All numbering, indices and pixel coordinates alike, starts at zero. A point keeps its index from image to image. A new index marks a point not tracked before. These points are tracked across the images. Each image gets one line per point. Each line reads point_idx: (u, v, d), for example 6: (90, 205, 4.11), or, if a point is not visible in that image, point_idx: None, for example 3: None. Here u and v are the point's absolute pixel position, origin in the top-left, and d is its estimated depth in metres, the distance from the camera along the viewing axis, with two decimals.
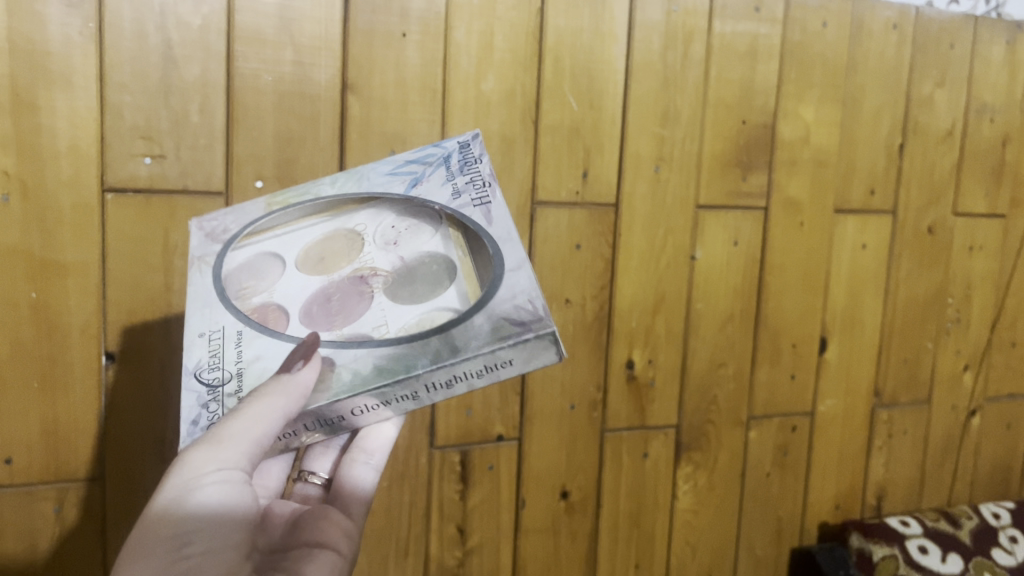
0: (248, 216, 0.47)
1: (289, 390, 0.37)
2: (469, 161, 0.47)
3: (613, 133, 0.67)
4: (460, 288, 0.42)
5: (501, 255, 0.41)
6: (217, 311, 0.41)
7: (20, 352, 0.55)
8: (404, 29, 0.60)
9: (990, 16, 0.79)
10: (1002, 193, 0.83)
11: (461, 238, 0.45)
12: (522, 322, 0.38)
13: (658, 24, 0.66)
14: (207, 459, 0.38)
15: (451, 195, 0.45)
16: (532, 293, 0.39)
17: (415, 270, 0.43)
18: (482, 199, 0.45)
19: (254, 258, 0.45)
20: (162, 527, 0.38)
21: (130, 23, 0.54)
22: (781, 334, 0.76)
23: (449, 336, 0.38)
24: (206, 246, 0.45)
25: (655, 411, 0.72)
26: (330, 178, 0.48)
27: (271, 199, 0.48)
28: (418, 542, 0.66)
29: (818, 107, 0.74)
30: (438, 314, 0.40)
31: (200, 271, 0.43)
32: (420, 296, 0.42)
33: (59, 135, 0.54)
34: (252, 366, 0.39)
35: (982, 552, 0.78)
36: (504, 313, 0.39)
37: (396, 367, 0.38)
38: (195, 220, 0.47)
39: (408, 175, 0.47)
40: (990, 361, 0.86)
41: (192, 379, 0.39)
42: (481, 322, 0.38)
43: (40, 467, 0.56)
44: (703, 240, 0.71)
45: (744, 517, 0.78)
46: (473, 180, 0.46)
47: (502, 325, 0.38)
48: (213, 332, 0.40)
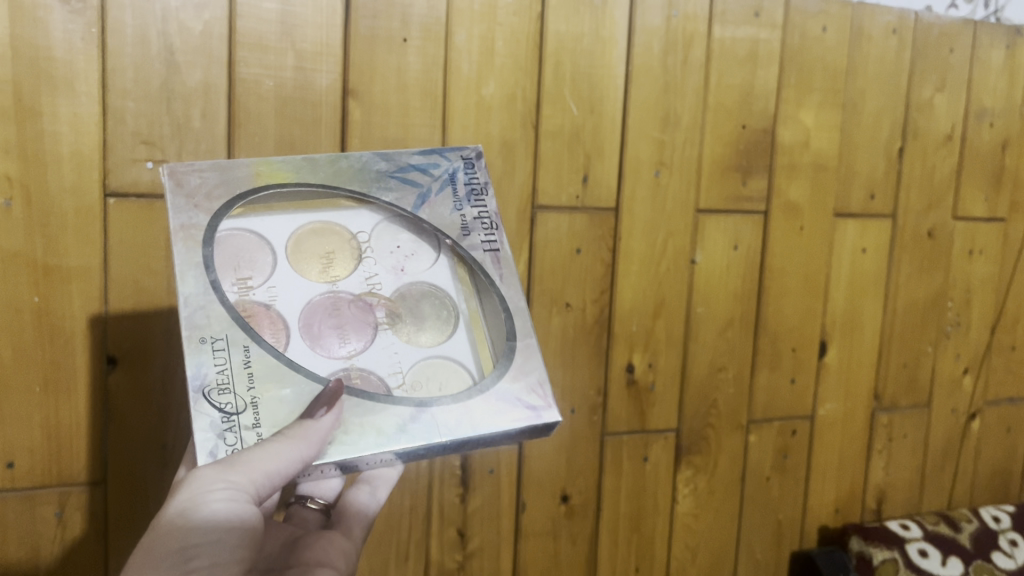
0: (234, 184, 0.44)
1: (311, 436, 0.39)
2: (475, 188, 0.49)
3: (614, 138, 0.67)
4: (467, 339, 0.46)
5: (513, 326, 0.46)
6: (222, 321, 0.41)
7: (21, 358, 0.55)
8: (405, 34, 0.60)
9: (989, 21, 0.79)
10: (1002, 197, 0.83)
11: (466, 276, 0.48)
12: (533, 406, 0.43)
13: (659, 29, 0.67)
14: (218, 477, 0.38)
15: (460, 231, 0.47)
16: (542, 375, 0.44)
17: (420, 303, 0.46)
18: (490, 243, 0.47)
19: (243, 240, 0.44)
20: (169, 537, 0.38)
21: (132, 29, 0.54)
22: (780, 338, 0.76)
23: (467, 407, 0.42)
24: (190, 215, 0.42)
25: (656, 416, 0.72)
26: (325, 159, 0.46)
27: (259, 166, 0.45)
28: (419, 545, 0.67)
29: (818, 111, 0.74)
30: (446, 365, 0.45)
31: (187, 250, 0.41)
32: (426, 338, 0.46)
33: (61, 140, 0.54)
34: (266, 394, 0.40)
35: (982, 555, 0.78)
36: (518, 393, 0.43)
37: (419, 433, 0.41)
38: (166, 168, 0.43)
39: (414, 186, 0.47)
40: (989, 365, 0.86)
41: (203, 402, 0.39)
42: (497, 397, 0.43)
43: (42, 471, 0.56)
44: (703, 244, 0.71)
45: (744, 521, 0.78)
46: (481, 216, 0.48)
47: (516, 405, 0.43)
48: (218, 346, 0.40)
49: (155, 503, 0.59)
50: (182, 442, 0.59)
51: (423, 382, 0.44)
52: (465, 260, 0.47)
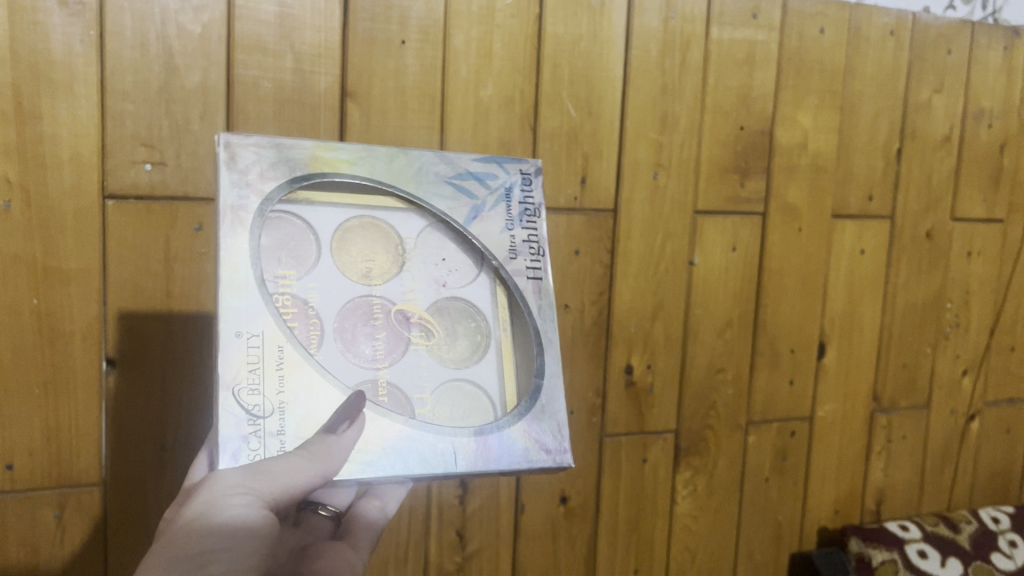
0: (294, 165, 0.44)
1: (334, 454, 0.40)
2: (529, 208, 0.50)
3: (612, 139, 0.67)
4: (498, 368, 0.48)
5: (543, 364, 0.48)
6: (263, 316, 0.42)
7: (21, 360, 0.55)
8: (403, 36, 0.61)
9: (987, 22, 0.79)
10: (1000, 199, 0.83)
11: (504, 299, 0.50)
12: (547, 449, 0.46)
13: (656, 30, 0.67)
14: (239, 481, 0.39)
15: (507, 252, 0.49)
16: (560, 420, 0.47)
17: (452, 321, 0.48)
18: (534, 271, 0.50)
19: (290, 228, 0.45)
20: (185, 542, 0.38)
21: (131, 33, 0.54)
22: (779, 339, 0.76)
23: (487, 443, 0.45)
24: (246, 193, 0.42)
25: (654, 417, 0.72)
26: (386, 154, 0.47)
27: (320, 150, 0.45)
28: (418, 546, 0.67)
29: (816, 113, 0.74)
30: (469, 388, 0.47)
31: (239, 233, 0.41)
32: (456, 358, 0.48)
33: (61, 143, 0.54)
34: (294, 400, 0.42)
35: (982, 556, 0.78)
36: (536, 436, 0.46)
37: (438, 463, 0.43)
38: (224, 136, 0.42)
39: (469, 197, 0.48)
40: (988, 366, 0.86)
41: (232, 399, 0.40)
42: (518, 435, 0.46)
43: (41, 473, 0.56)
44: (701, 246, 0.72)
45: (744, 522, 0.78)
46: (529, 240, 0.50)
47: (533, 448, 0.46)
48: (254, 343, 0.41)
49: (156, 503, 0.59)
50: (182, 443, 0.59)
51: (445, 404, 0.46)
52: (506, 284, 0.49)
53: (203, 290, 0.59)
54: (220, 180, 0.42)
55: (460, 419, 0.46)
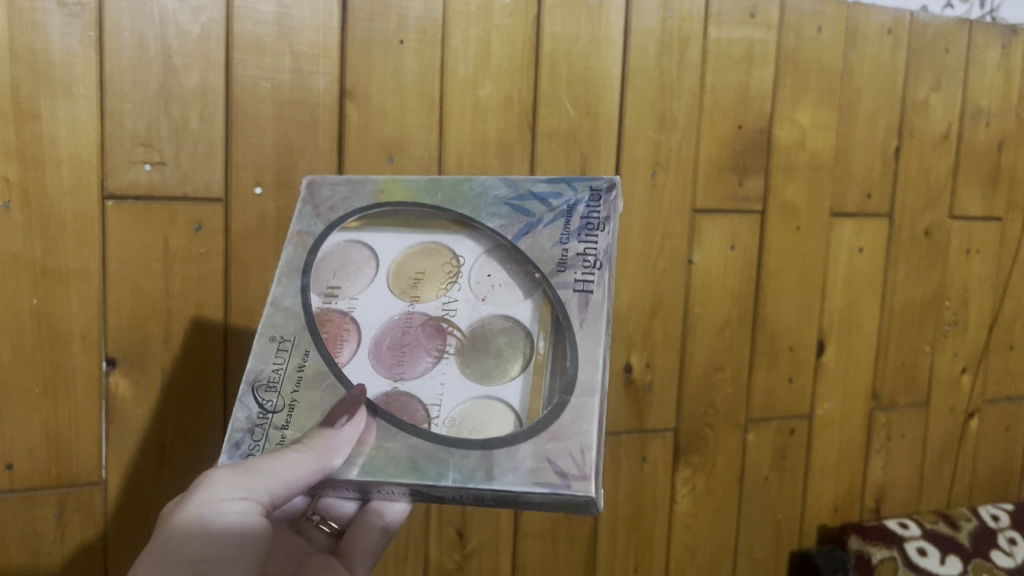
0: (361, 197, 0.48)
1: (332, 448, 0.40)
2: (592, 223, 0.45)
3: (610, 138, 0.67)
4: (526, 384, 0.42)
5: (576, 379, 0.40)
6: (295, 319, 0.44)
7: (21, 358, 0.55)
8: (402, 36, 0.61)
9: (985, 20, 0.80)
10: (998, 196, 0.84)
11: (548, 313, 0.43)
12: (563, 473, 0.38)
13: (654, 30, 0.67)
14: (238, 484, 0.39)
15: (555, 265, 0.44)
16: (587, 440, 0.38)
17: (485, 333, 0.44)
18: (585, 283, 0.43)
19: (350, 250, 0.47)
20: (179, 547, 0.38)
21: (130, 33, 0.55)
22: (778, 337, 0.76)
23: (490, 458, 0.39)
24: (311, 220, 0.48)
25: (654, 415, 0.72)
26: (449, 181, 0.48)
27: (386, 184, 0.48)
28: (417, 545, 0.67)
29: (814, 112, 0.74)
30: (495, 408, 0.41)
31: (295, 252, 0.46)
32: (485, 372, 0.43)
33: (60, 143, 0.54)
34: (305, 398, 0.42)
35: (981, 554, 0.78)
36: (552, 454, 0.38)
37: (429, 471, 0.39)
38: (311, 179, 0.49)
39: (524, 215, 0.46)
40: (987, 364, 0.86)
41: (250, 393, 0.43)
42: (527, 453, 0.39)
43: (42, 472, 0.57)
44: (700, 244, 0.72)
45: (743, 520, 0.78)
46: (585, 253, 0.44)
47: (544, 467, 0.38)
48: (283, 344, 0.44)
49: (154, 502, 0.59)
50: (183, 442, 0.59)
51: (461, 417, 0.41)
52: (549, 295, 0.43)
53: (203, 290, 0.59)
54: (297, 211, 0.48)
55: (470, 432, 0.40)
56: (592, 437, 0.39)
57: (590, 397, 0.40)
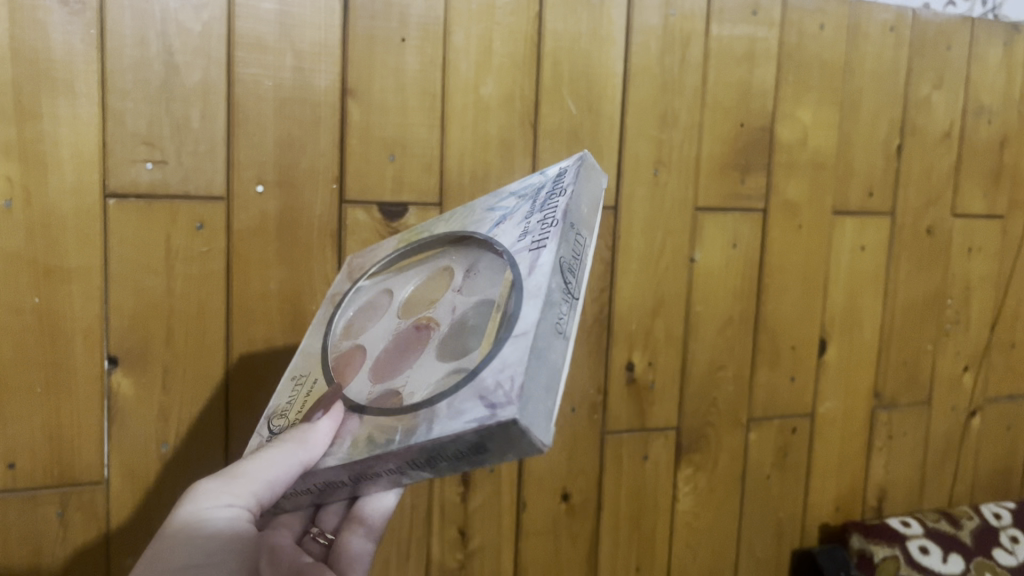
0: (381, 253, 0.50)
1: (309, 441, 0.39)
2: (555, 192, 0.43)
3: (612, 137, 0.67)
4: (481, 344, 0.38)
5: (517, 313, 0.36)
6: (313, 358, 0.45)
7: (22, 357, 0.55)
8: (403, 34, 0.61)
9: (987, 18, 0.80)
10: (1000, 194, 0.83)
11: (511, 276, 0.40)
12: (492, 405, 0.33)
13: (656, 27, 0.67)
14: (225, 492, 0.40)
15: (517, 236, 0.42)
16: (521, 364, 0.33)
17: (461, 319, 0.41)
18: (539, 242, 0.40)
19: (370, 296, 0.48)
20: (167, 555, 0.38)
21: (131, 31, 0.54)
22: (780, 335, 0.76)
23: (431, 412, 0.35)
24: (342, 284, 0.50)
25: (656, 414, 0.72)
26: (449, 217, 0.49)
27: (402, 237, 0.51)
28: (419, 545, 0.67)
29: (816, 110, 0.74)
30: (450, 377, 0.37)
31: (324, 310, 0.49)
32: (452, 350, 0.39)
33: (61, 141, 0.54)
34: (305, 415, 0.42)
35: (983, 552, 0.78)
36: (487, 391, 0.34)
37: (379, 440, 0.36)
38: (350, 258, 0.53)
39: (501, 211, 0.46)
40: (989, 362, 0.86)
41: (267, 425, 0.44)
42: (463, 398, 0.35)
43: (44, 471, 0.56)
44: (702, 242, 0.72)
45: (745, 519, 0.78)
46: (546, 216, 0.41)
47: (476, 405, 0.33)
48: (300, 379, 0.45)
49: (156, 501, 0.59)
50: (185, 441, 0.59)
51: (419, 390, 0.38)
52: (508, 262, 0.40)
53: (205, 289, 0.59)
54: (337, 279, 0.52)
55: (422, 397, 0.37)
56: (524, 364, 0.33)
57: (528, 329, 0.35)
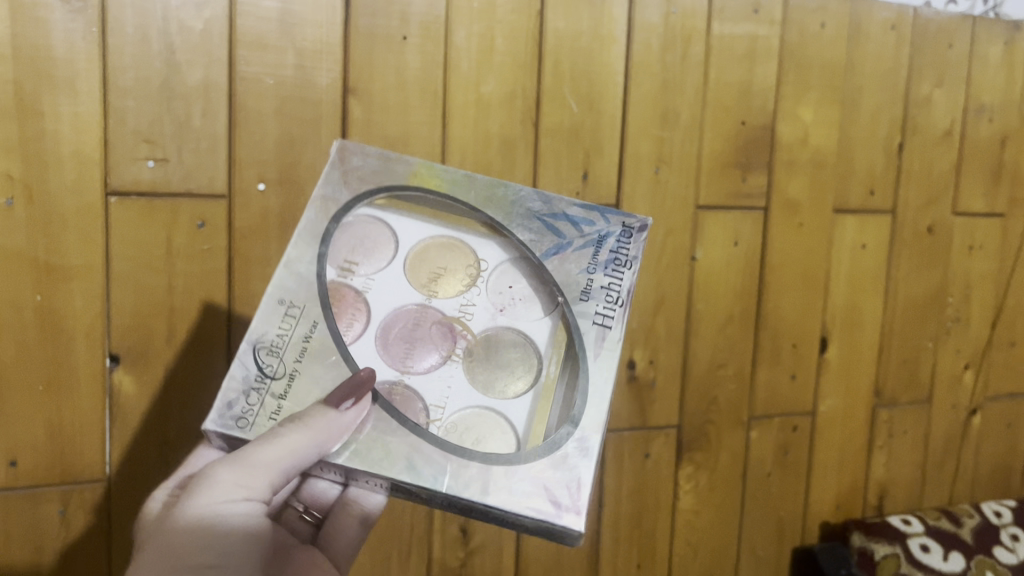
0: (392, 173, 0.46)
1: (331, 431, 0.39)
2: (621, 262, 0.46)
3: (613, 135, 0.67)
4: (531, 402, 0.44)
5: (585, 410, 0.43)
6: (308, 284, 0.43)
7: (24, 355, 0.55)
8: (404, 32, 0.61)
9: (988, 16, 0.80)
10: (1001, 192, 0.84)
11: (563, 341, 0.45)
12: (557, 503, 0.40)
13: (657, 26, 0.67)
14: (241, 484, 0.39)
15: (579, 294, 0.45)
16: (580, 475, 0.41)
17: (498, 348, 0.45)
18: (604, 319, 0.45)
19: (375, 230, 0.46)
20: (189, 552, 0.38)
21: (133, 29, 0.54)
22: (780, 334, 0.76)
23: (489, 472, 0.40)
24: (337, 189, 0.45)
25: (656, 412, 0.73)
26: (486, 180, 0.47)
27: (420, 166, 0.46)
28: (421, 542, 0.67)
29: (817, 108, 0.74)
30: (492, 424, 0.43)
31: (316, 217, 0.44)
32: (491, 383, 0.44)
33: (62, 140, 0.54)
34: (309, 369, 0.41)
35: (984, 550, 0.78)
36: (548, 482, 0.40)
37: (426, 475, 0.40)
38: (339, 142, 0.47)
39: (554, 234, 0.46)
40: (990, 360, 0.87)
41: (249, 354, 0.41)
42: (526, 476, 0.40)
43: (45, 470, 0.56)
44: (703, 240, 0.72)
45: (746, 517, 0.78)
46: (608, 288, 0.46)
47: (539, 495, 0.40)
48: (291, 308, 0.42)
49: None
50: (185, 440, 0.59)
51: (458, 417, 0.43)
52: (569, 326, 0.45)
53: (206, 287, 0.59)
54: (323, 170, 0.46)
55: (469, 438, 0.42)
56: (588, 476, 0.41)
57: (594, 430, 0.42)
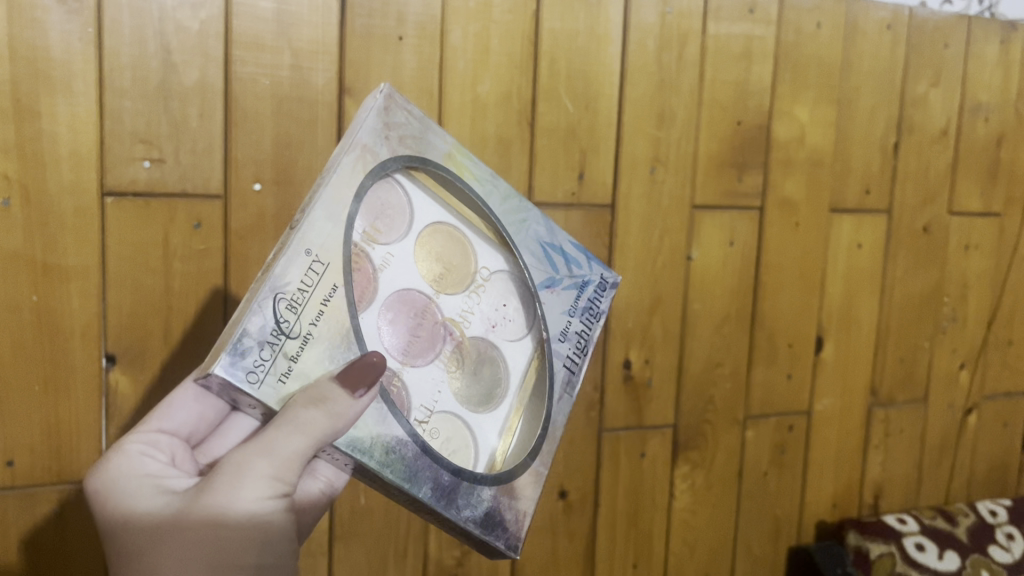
0: (429, 148, 0.45)
1: (350, 417, 0.37)
2: (595, 313, 0.50)
3: (609, 136, 0.67)
4: (500, 421, 0.46)
5: (542, 447, 0.47)
6: (336, 238, 0.39)
7: (21, 355, 0.55)
8: (400, 33, 0.61)
9: (984, 16, 0.80)
10: (997, 192, 0.84)
11: (534, 372, 0.48)
12: (503, 524, 0.44)
13: (653, 26, 0.67)
14: (276, 477, 0.38)
15: (560, 334, 0.48)
16: (528, 505, 0.46)
17: (483, 361, 0.46)
18: (572, 362, 0.49)
19: (398, 200, 0.44)
20: (239, 551, 0.38)
21: (129, 30, 0.55)
22: (776, 333, 0.76)
23: (458, 485, 0.42)
24: (379, 142, 0.42)
25: (653, 411, 0.73)
26: (506, 192, 0.48)
27: (454, 152, 0.46)
28: (417, 541, 0.66)
29: (813, 108, 0.74)
30: (463, 436, 0.44)
31: (355, 166, 0.41)
32: (471, 395, 0.45)
33: (59, 140, 0.54)
34: (323, 336, 0.38)
35: (978, 549, 0.78)
36: (500, 506, 0.44)
37: (408, 476, 0.40)
38: (386, 88, 0.43)
39: (550, 267, 0.48)
40: (986, 359, 0.87)
41: (270, 303, 0.37)
42: (483, 497, 0.43)
43: (42, 469, 0.57)
44: (699, 239, 0.72)
45: (742, 516, 0.78)
46: (581, 335, 0.49)
47: (492, 516, 0.44)
48: (317, 261, 0.38)
49: None
50: None
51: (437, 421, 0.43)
52: (543, 361, 0.48)
53: (203, 287, 0.59)
54: (365, 116, 0.42)
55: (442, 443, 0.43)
56: (530, 506, 0.46)
57: (542, 468, 0.47)
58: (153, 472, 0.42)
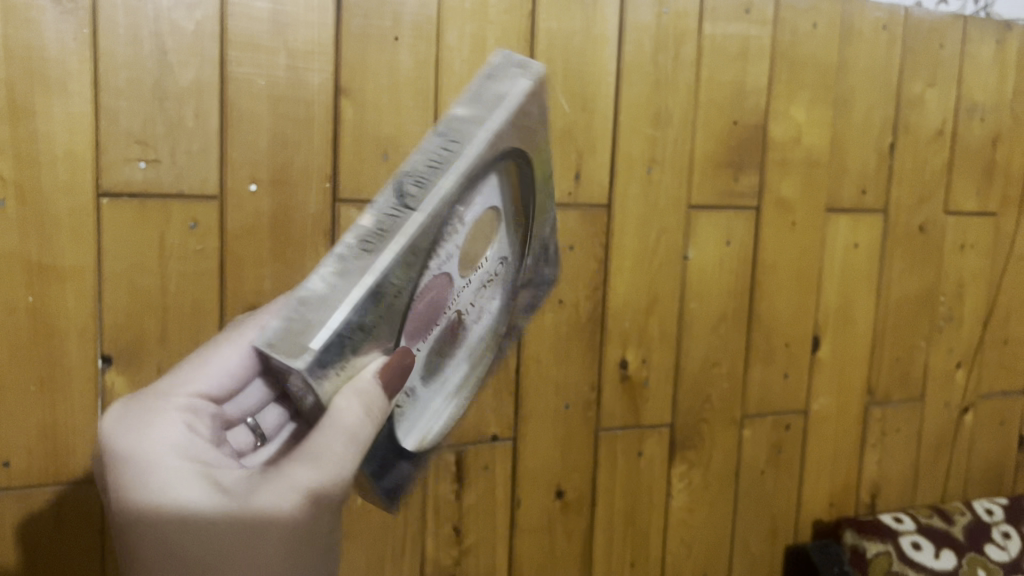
0: (527, 148, 0.47)
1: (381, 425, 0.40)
2: (535, 308, 0.57)
3: (605, 136, 0.67)
4: (434, 393, 0.51)
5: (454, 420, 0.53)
6: (433, 227, 0.40)
7: (17, 356, 0.55)
8: (396, 33, 0.61)
9: (980, 15, 0.80)
10: (993, 192, 0.84)
11: (477, 353, 0.54)
12: (399, 486, 0.49)
13: (649, 26, 0.67)
14: (339, 490, 0.37)
15: (507, 328, 0.55)
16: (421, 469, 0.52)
17: (450, 339, 0.50)
18: (501, 350, 0.56)
19: (482, 189, 0.45)
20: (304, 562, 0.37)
21: (125, 30, 0.54)
22: (773, 333, 0.76)
23: (393, 452, 0.47)
24: (501, 135, 0.43)
25: (650, 410, 0.73)
26: (544, 192, 0.51)
27: (540, 155, 0.49)
28: (413, 542, 0.66)
29: (810, 107, 0.74)
30: (409, 409, 0.48)
31: (478, 156, 0.42)
32: (428, 373, 0.49)
33: (55, 141, 0.54)
34: (388, 326, 0.39)
35: (975, 548, 0.79)
36: (406, 470, 0.49)
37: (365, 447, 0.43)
38: (538, 75, 0.46)
39: (532, 267, 0.54)
40: (981, 359, 0.87)
41: (366, 295, 0.37)
42: (403, 463, 0.48)
43: (38, 470, 0.56)
44: (695, 240, 0.72)
45: (739, 515, 0.78)
46: (516, 328, 0.56)
47: (398, 480, 0.49)
48: (414, 254, 0.39)
49: None
50: None
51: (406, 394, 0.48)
52: (485, 345, 0.54)
53: (198, 288, 0.59)
54: (504, 109, 0.44)
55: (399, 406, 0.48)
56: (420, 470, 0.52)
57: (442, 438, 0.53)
58: (195, 451, 0.38)
